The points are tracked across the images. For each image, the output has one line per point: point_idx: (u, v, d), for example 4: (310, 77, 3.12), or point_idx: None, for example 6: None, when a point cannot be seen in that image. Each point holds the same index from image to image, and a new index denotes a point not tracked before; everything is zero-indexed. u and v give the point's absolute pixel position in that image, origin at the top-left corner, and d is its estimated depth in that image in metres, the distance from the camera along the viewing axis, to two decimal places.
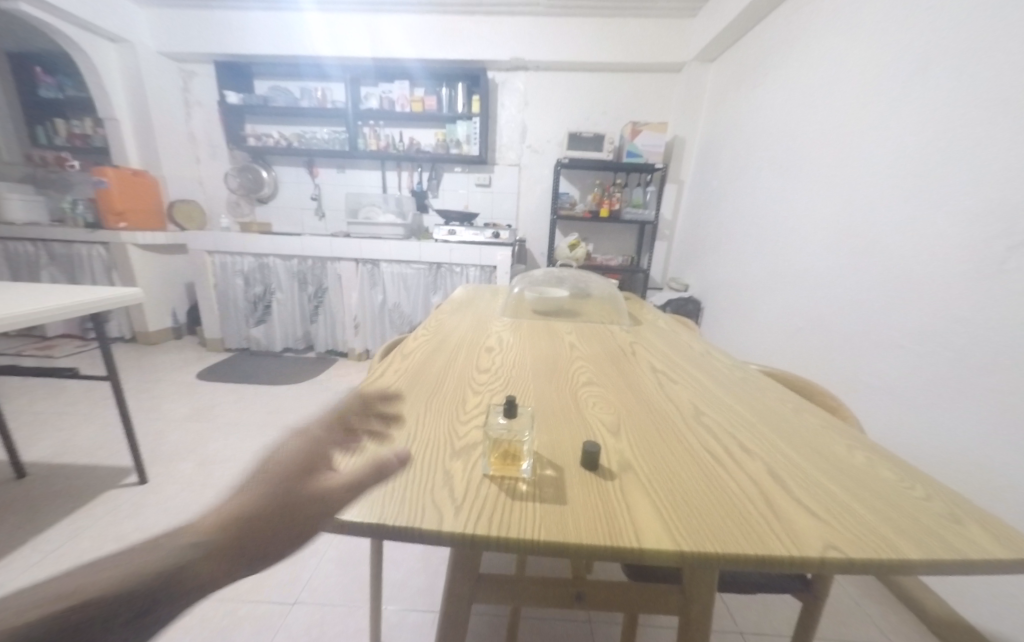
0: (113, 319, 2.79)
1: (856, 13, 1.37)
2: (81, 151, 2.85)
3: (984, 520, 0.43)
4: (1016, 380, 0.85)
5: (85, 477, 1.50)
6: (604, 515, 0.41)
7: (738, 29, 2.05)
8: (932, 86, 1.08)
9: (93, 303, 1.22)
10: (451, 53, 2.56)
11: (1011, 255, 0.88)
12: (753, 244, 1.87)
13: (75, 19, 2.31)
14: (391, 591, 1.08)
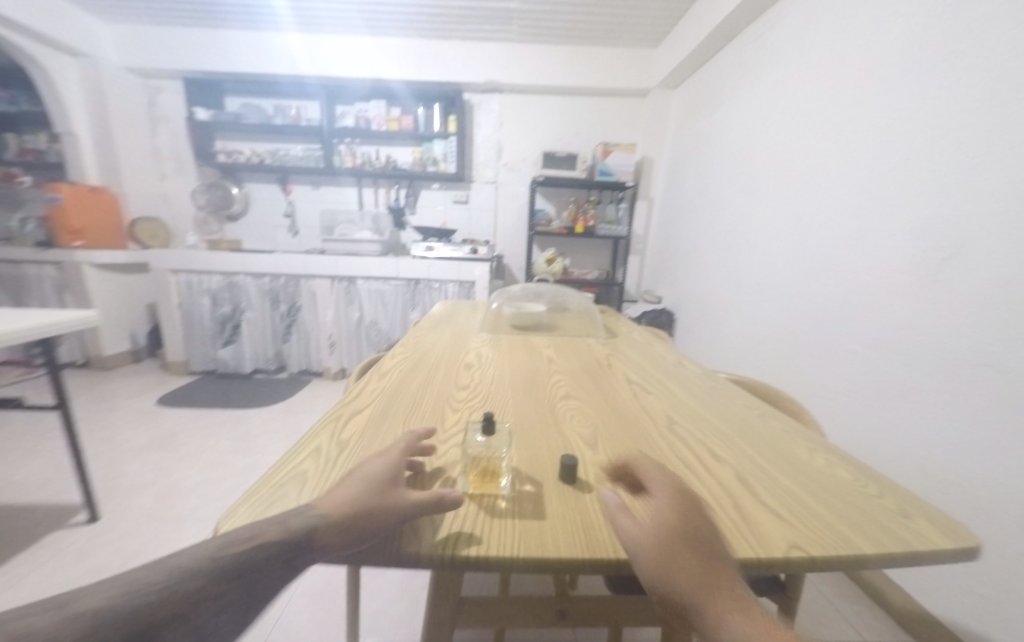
0: (65, 343, 2.62)
1: (803, 47, 1.48)
2: (34, 166, 2.72)
3: (932, 513, 0.46)
4: (955, 383, 0.91)
5: (28, 517, 1.39)
6: (582, 528, 0.42)
7: (698, 58, 2.19)
8: (870, 113, 1.18)
9: (43, 327, 1.16)
10: (429, 74, 2.60)
11: (943, 267, 0.96)
12: (720, 258, 1.96)
13: (33, 33, 2.23)
14: (369, 621, 1.04)
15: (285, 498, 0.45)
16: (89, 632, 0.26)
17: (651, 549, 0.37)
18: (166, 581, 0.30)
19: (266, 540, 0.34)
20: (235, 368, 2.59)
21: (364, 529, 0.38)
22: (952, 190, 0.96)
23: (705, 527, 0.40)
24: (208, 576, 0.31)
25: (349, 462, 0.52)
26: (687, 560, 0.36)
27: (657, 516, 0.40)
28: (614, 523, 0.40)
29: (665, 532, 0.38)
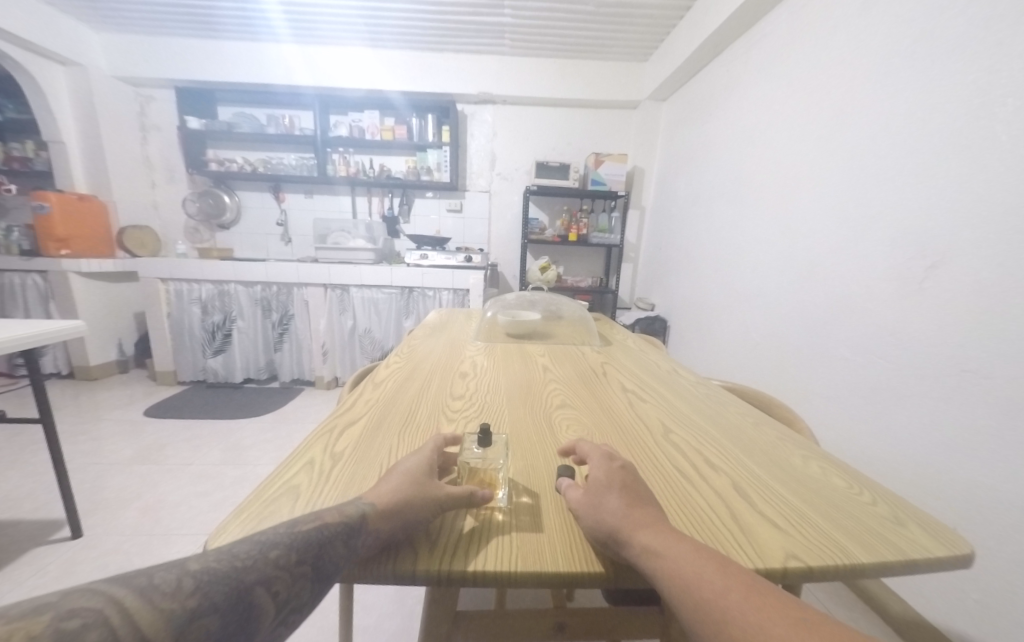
0: (49, 353, 2.57)
1: (789, 62, 1.53)
2: (19, 174, 2.68)
3: (927, 521, 0.46)
4: (944, 387, 0.93)
5: (7, 533, 1.35)
6: (579, 538, 0.42)
7: (686, 71, 2.24)
8: (855, 124, 1.21)
9: (28, 337, 1.14)
10: (423, 85, 2.62)
11: (928, 274, 0.98)
12: (711, 266, 1.98)
13: (22, 41, 2.21)
14: (362, 637, 1.02)
15: (278, 513, 0.44)
16: (200, 586, 0.29)
17: (589, 499, 0.44)
18: (253, 551, 0.34)
19: (328, 520, 0.38)
20: (226, 378, 2.55)
21: (407, 516, 0.41)
22: (935, 199, 0.98)
23: (637, 486, 0.46)
24: (288, 547, 0.35)
25: (341, 476, 0.52)
26: (617, 501, 0.43)
27: (594, 476, 0.47)
28: (566, 489, 0.47)
29: (600, 485, 0.45)
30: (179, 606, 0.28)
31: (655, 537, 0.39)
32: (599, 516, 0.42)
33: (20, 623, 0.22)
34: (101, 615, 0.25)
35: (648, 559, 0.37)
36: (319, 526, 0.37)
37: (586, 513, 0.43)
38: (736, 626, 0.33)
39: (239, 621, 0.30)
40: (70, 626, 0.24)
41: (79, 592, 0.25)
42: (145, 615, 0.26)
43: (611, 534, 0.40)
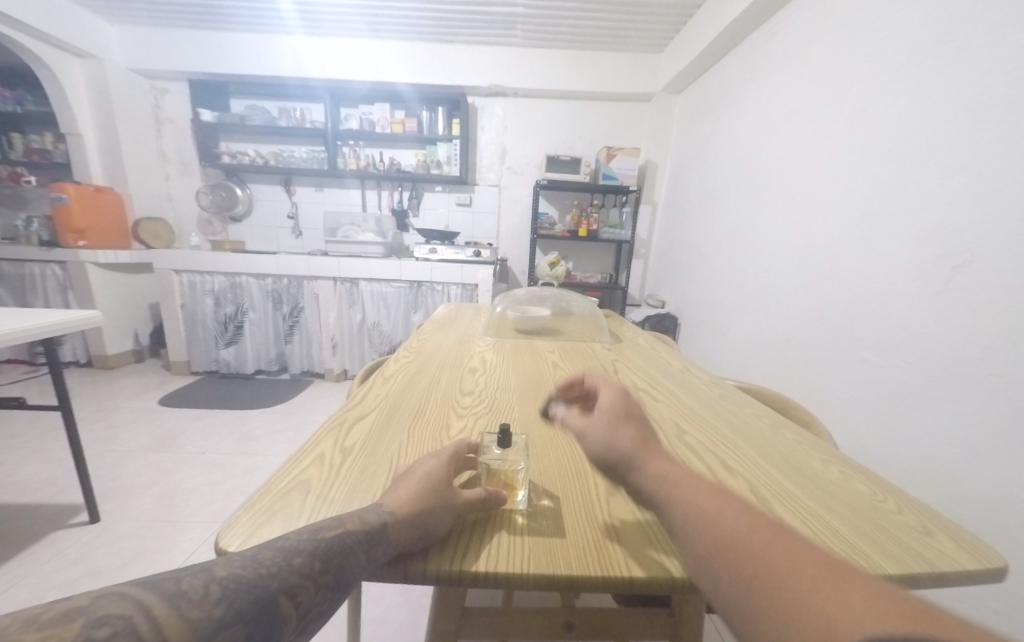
0: (67, 342, 2.62)
1: (811, 53, 1.48)
2: (39, 166, 2.72)
3: (955, 531, 0.45)
4: (969, 391, 0.90)
5: (27, 517, 1.38)
6: (595, 542, 0.41)
7: (702, 63, 2.18)
8: (881, 116, 1.17)
9: (46, 327, 1.16)
10: (433, 77, 2.60)
11: (954, 273, 0.95)
12: (725, 263, 1.95)
13: (40, 34, 2.23)
14: (370, 628, 1.03)
15: (289, 507, 0.44)
16: (226, 594, 0.29)
17: (602, 424, 0.48)
18: (278, 559, 0.33)
19: (350, 527, 0.38)
20: (238, 369, 2.59)
21: (427, 524, 0.40)
22: (965, 196, 0.94)
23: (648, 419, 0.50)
24: (311, 555, 0.35)
25: (352, 473, 0.51)
26: (629, 431, 0.47)
27: (607, 404, 0.51)
28: (564, 416, 0.51)
29: (613, 414, 0.49)
30: (206, 615, 0.28)
31: (663, 465, 0.43)
32: (612, 440, 0.47)
33: (52, 631, 0.23)
34: (130, 623, 0.26)
35: (659, 481, 0.42)
36: (342, 534, 0.37)
37: (597, 435, 0.47)
38: (749, 552, 0.34)
39: (263, 631, 0.30)
40: (100, 634, 0.24)
41: (110, 597, 0.26)
42: (172, 624, 0.27)
43: (623, 458, 0.45)
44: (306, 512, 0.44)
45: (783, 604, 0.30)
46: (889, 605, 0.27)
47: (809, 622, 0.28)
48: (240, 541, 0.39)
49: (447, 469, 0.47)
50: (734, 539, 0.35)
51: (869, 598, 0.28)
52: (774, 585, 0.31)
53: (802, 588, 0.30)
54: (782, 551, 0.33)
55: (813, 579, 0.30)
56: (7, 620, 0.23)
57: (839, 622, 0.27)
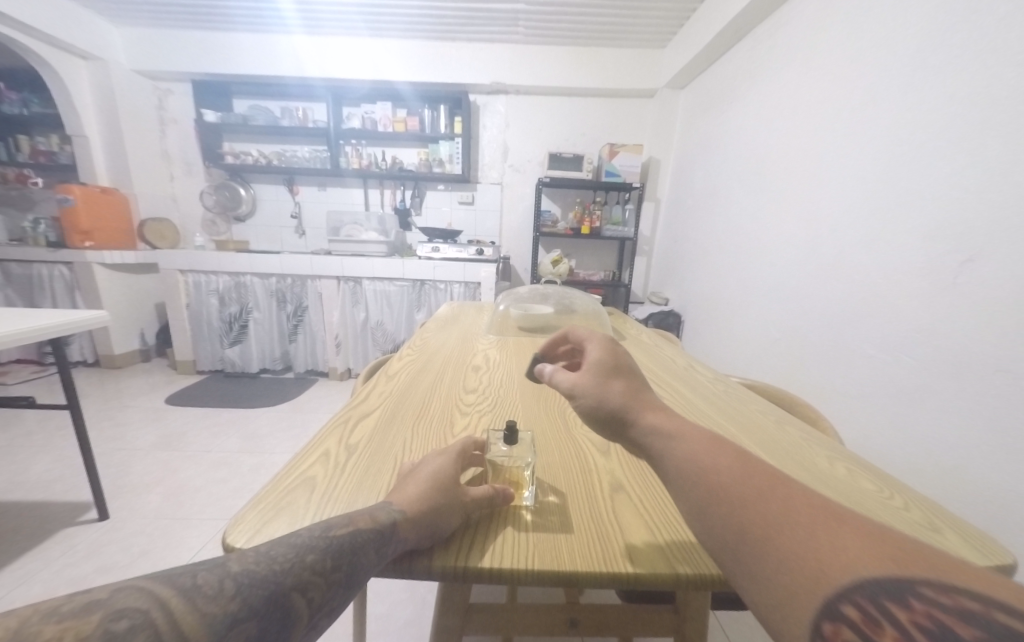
0: (75, 342, 2.65)
1: (816, 46, 1.46)
2: (45, 168, 2.75)
3: (961, 526, 0.45)
4: (978, 387, 0.89)
5: (38, 515, 1.40)
6: (600, 538, 0.41)
7: (705, 58, 2.17)
8: (887, 109, 1.16)
9: (53, 326, 1.17)
10: (434, 75, 2.60)
11: (963, 268, 0.94)
12: (729, 260, 1.94)
13: (45, 36, 2.25)
14: (376, 624, 1.04)
15: (293, 505, 0.44)
16: (241, 589, 0.30)
17: (591, 378, 0.48)
18: (291, 555, 0.33)
19: (361, 525, 0.38)
20: (243, 368, 2.61)
21: (435, 522, 0.40)
22: (975, 190, 0.93)
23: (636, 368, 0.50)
24: (323, 552, 0.35)
25: (358, 470, 0.51)
26: (621, 386, 0.46)
27: (595, 358, 0.50)
28: (551, 374, 0.50)
29: (602, 368, 0.48)
30: (221, 610, 0.28)
31: (659, 417, 0.43)
32: (605, 395, 0.46)
33: (71, 624, 0.24)
34: (147, 616, 0.26)
35: (654, 433, 0.41)
36: (353, 532, 0.37)
37: (588, 390, 0.47)
38: (749, 505, 0.33)
39: (275, 626, 0.30)
40: (118, 627, 0.25)
41: (127, 591, 0.27)
42: (188, 619, 0.27)
43: (618, 412, 0.44)
44: (311, 509, 0.44)
45: (778, 551, 0.30)
46: (883, 548, 0.28)
47: (805, 568, 0.29)
48: (247, 539, 0.39)
49: (455, 467, 0.48)
50: (728, 485, 0.35)
51: (863, 541, 0.29)
52: (770, 531, 0.31)
53: (796, 535, 0.30)
54: (779, 502, 0.32)
55: (808, 526, 0.30)
56: (26, 612, 0.23)
57: (835, 567, 0.28)
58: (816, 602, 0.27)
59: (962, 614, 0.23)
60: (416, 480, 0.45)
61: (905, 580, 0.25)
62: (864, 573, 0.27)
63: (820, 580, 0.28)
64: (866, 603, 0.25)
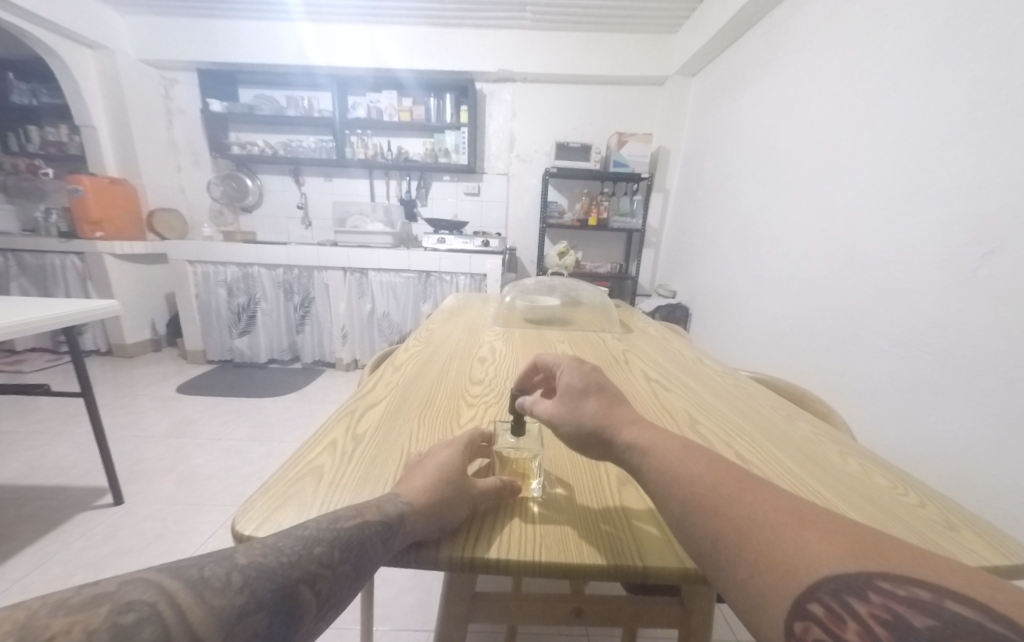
0: (87, 331, 2.69)
1: (833, 31, 1.41)
2: (56, 158, 2.77)
3: (979, 525, 0.44)
4: (996, 382, 0.87)
5: (55, 499, 1.43)
6: (608, 531, 0.41)
7: (718, 43, 2.11)
8: (906, 96, 1.12)
9: (65, 315, 1.18)
10: (439, 64, 2.56)
11: (984, 260, 0.91)
12: (739, 252, 1.91)
13: (52, 26, 2.24)
14: (383, 610, 1.06)
15: (301, 493, 0.44)
16: (249, 582, 0.30)
17: (564, 407, 0.48)
18: (298, 547, 0.34)
19: (367, 518, 0.38)
20: (251, 358, 2.64)
21: (442, 513, 0.40)
22: (997, 180, 0.90)
23: (609, 385, 0.51)
24: (331, 545, 0.35)
25: (365, 460, 0.51)
26: (593, 406, 0.47)
27: (567, 383, 0.50)
28: (530, 405, 0.50)
29: (572, 392, 0.49)
30: (228, 602, 0.28)
31: (635, 431, 0.43)
32: (578, 417, 0.47)
33: (79, 617, 0.24)
34: (155, 609, 0.26)
35: (632, 448, 0.42)
36: (359, 525, 0.37)
37: (564, 417, 0.47)
38: (724, 510, 0.34)
39: (284, 618, 0.31)
40: (126, 620, 0.25)
41: (135, 583, 0.27)
42: (197, 613, 0.27)
43: (598, 431, 0.45)
44: (319, 498, 0.44)
45: (750, 552, 0.31)
46: (845, 542, 0.30)
47: (774, 565, 0.30)
48: (255, 526, 0.40)
49: (463, 457, 0.47)
50: (701, 491, 0.36)
51: (829, 538, 0.30)
52: (740, 533, 0.32)
53: (767, 536, 0.31)
54: (749, 503, 0.34)
55: (775, 526, 0.32)
56: (36, 604, 0.24)
57: (801, 564, 0.29)
58: (786, 600, 0.28)
59: (916, 604, 0.25)
60: (425, 471, 0.45)
61: (863, 575, 0.27)
62: (827, 569, 0.28)
63: (788, 576, 0.29)
64: (830, 601, 0.27)
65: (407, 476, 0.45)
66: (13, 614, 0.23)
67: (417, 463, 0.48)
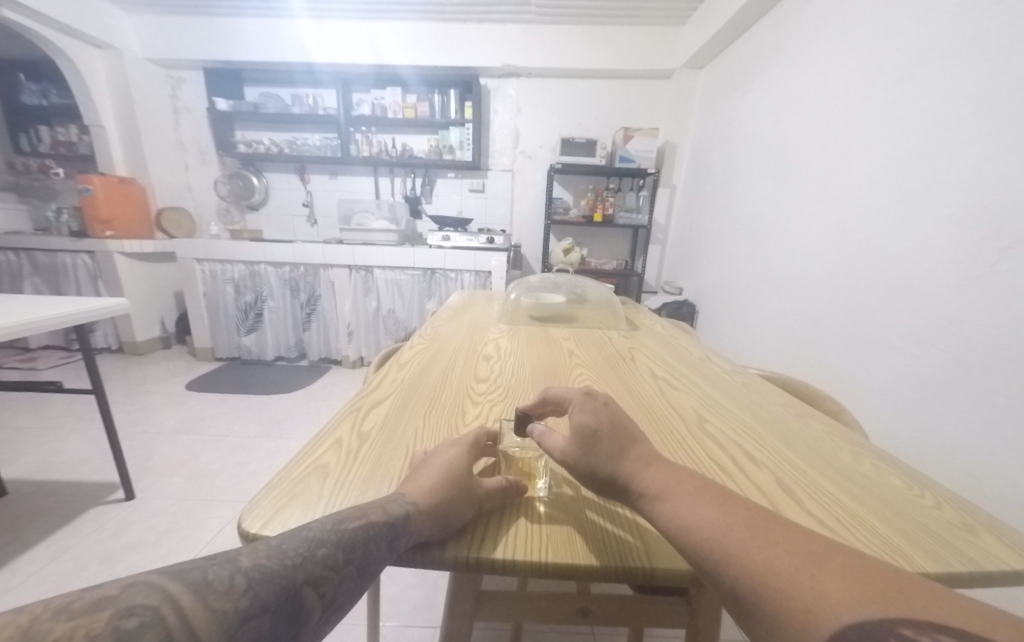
0: (98, 329, 2.72)
1: (845, 21, 1.38)
2: (66, 158, 2.80)
3: (997, 527, 0.43)
4: (1013, 381, 0.85)
5: (68, 494, 1.45)
6: (619, 536, 0.40)
7: (726, 35, 2.08)
8: (921, 87, 1.10)
9: (78, 313, 1.20)
10: (444, 59, 2.55)
11: (1002, 256, 0.89)
12: (747, 248, 1.88)
13: (60, 25, 2.26)
14: (389, 607, 1.06)
15: (307, 492, 0.44)
16: (252, 584, 0.30)
17: (578, 446, 0.45)
18: (302, 549, 0.33)
19: (372, 518, 0.37)
20: (259, 356, 2.66)
21: (447, 513, 0.40)
22: (1015, 173, 0.88)
23: (621, 418, 0.48)
24: (335, 547, 0.35)
25: (370, 458, 0.51)
26: (609, 444, 0.45)
27: (579, 422, 0.47)
28: (541, 437, 0.48)
29: (586, 434, 0.45)
30: (232, 606, 0.28)
31: (647, 473, 0.42)
32: (591, 459, 0.44)
33: (82, 621, 0.24)
34: (158, 613, 0.26)
35: (644, 493, 0.41)
36: (365, 525, 0.37)
37: (578, 457, 0.45)
38: (739, 557, 0.33)
39: (288, 620, 0.31)
40: (128, 625, 0.25)
41: (139, 586, 0.27)
42: (201, 617, 0.27)
43: (609, 474, 0.43)
44: (325, 497, 0.44)
45: (771, 602, 0.30)
46: (862, 586, 0.29)
47: (792, 614, 0.29)
48: (260, 525, 0.39)
49: (469, 456, 0.47)
50: (714, 534, 0.35)
51: (847, 581, 0.29)
52: (756, 581, 0.32)
53: (784, 582, 0.30)
54: (763, 547, 0.33)
55: (792, 571, 0.31)
56: (38, 609, 0.24)
57: (818, 611, 0.28)
58: None
59: None
60: (430, 468, 0.45)
61: (887, 622, 0.26)
62: (845, 616, 0.27)
63: (810, 626, 0.28)
64: None
65: (413, 475, 0.45)
66: (16, 618, 0.23)
67: (423, 461, 0.48)
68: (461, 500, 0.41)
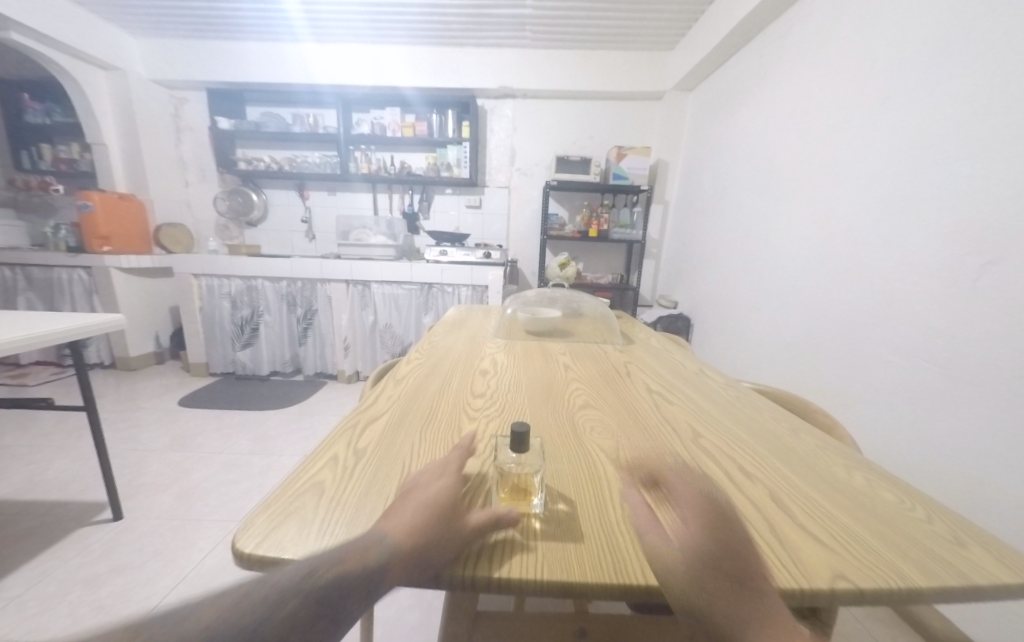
0: (91, 344, 2.71)
1: (829, 48, 1.44)
2: (67, 175, 2.83)
3: (988, 541, 0.43)
4: (1000, 395, 0.87)
5: (54, 514, 1.43)
6: (611, 552, 0.40)
7: (715, 59, 2.15)
8: (903, 109, 1.14)
9: (75, 328, 1.20)
10: (442, 80, 2.61)
11: (984, 271, 0.92)
12: (739, 263, 1.91)
13: (67, 48, 2.31)
14: (381, 629, 1.04)
15: (301, 509, 0.44)
16: None
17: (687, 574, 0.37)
18: (259, 608, 0.31)
19: (347, 565, 0.35)
20: (253, 371, 2.64)
21: (426, 551, 0.38)
22: (995, 192, 0.92)
23: (745, 545, 0.40)
24: (299, 602, 0.32)
25: (365, 473, 0.51)
26: (726, 583, 0.36)
27: (703, 546, 0.39)
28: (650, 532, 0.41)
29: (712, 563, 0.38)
30: None
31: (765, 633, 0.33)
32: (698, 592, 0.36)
33: None
34: None
35: None
36: (335, 574, 0.34)
37: (682, 585, 0.37)
38: None
39: None
40: None
41: None
42: None
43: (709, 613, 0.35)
44: (320, 516, 0.44)
45: None
46: None
47: None
48: (255, 543, 0.40)
49: (457, 484, 0.46)
50: None
51: None
52: None
53: None
54: None
55: None
56: None
57: None
58: None
59: None
60: (412, 501, 0.43)
61: None
62: None
63: None
64: None
65: (393, 507, 0.43)
66: None
67: (406, 491, 0.45)
68: (440, 538, 0.39)
